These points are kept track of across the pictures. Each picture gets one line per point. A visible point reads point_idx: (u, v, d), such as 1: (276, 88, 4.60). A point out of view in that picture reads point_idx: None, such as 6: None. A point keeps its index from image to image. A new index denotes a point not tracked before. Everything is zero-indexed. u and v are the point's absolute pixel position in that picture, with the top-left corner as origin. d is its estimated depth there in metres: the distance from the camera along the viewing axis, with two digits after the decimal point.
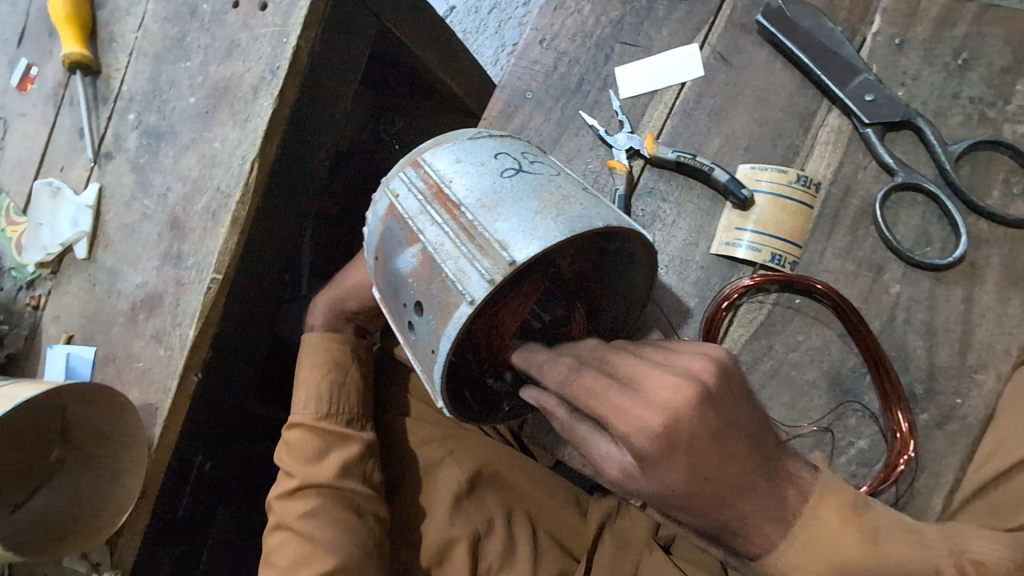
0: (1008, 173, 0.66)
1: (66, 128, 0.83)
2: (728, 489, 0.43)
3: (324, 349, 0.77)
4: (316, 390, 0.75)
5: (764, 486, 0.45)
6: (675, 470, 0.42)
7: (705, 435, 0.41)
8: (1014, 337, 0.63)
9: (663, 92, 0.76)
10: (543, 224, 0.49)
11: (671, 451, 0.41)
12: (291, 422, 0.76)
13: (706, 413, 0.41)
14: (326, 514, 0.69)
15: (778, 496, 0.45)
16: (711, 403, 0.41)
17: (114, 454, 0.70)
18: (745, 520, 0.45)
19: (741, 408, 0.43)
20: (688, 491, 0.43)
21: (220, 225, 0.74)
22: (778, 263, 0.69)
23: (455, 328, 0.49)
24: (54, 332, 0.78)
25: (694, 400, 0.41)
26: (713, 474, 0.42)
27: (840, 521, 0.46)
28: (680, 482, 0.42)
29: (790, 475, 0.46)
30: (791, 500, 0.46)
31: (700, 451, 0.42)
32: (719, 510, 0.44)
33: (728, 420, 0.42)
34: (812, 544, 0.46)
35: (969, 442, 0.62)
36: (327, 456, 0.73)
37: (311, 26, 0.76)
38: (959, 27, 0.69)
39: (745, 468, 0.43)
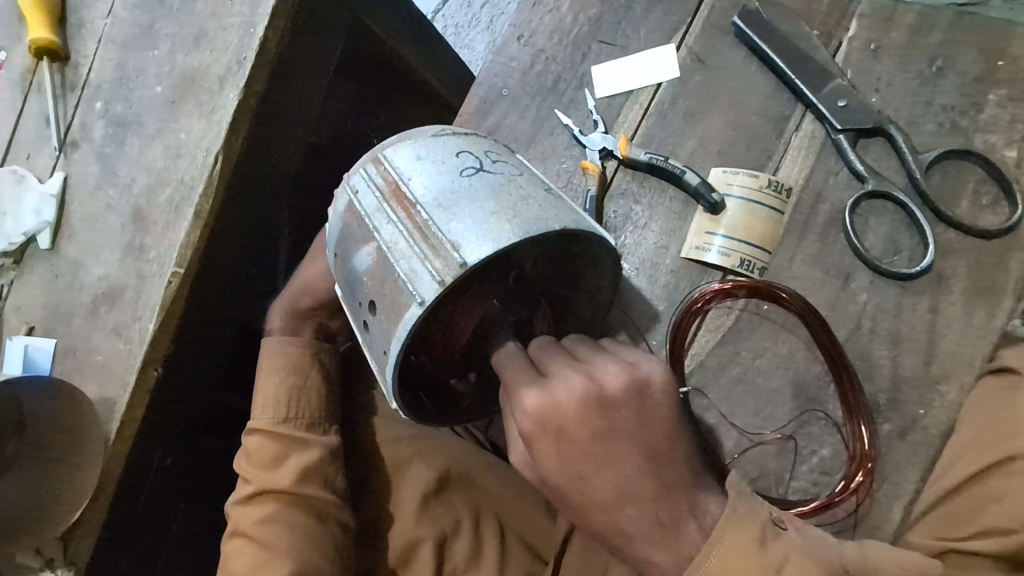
0: (977, 183, 0.66)
1: (33, 115, 0.82)
2: (603, 492, 0.48)
3: (283, 353, 0.75)
4: (274, 394, 0.74)
5: (654, 507, 0.47)
6: (547, 455, 0.48)
7: (580, 428, 0.47)
8: (978, 348, 0.63)
9: (638, 92, 0.75)
10: (497, 226, 0.48)
11: (543, 435, 0.48)
12: (250, 427, 0.74)
13: (585, 409, 0.48)
14: (283, 521, 0.69)
15: (670, 523, 0.47)
16: (593, 401, 0.48)
17: (66, 454, 0.68)
18: (627, 535, 0.47)
19: (637, 419, 0.48)
20: (562, 481, 0.48)
21: (183, 219, 0.73)
22: (747, 269, 0.68)
23: (405, 330, 0.48)
24: (14, 323, 0.77)
25: (583, 396, 0.48)
26: (590, 472, 0.48)
27: (744, 551, 0.46)
28: (554, 467, 0.48)
29: (696, 507, 0.48)
30: (689, 532, 0.47)
31: (574, 443, 0.48)
32: (597, 518, 0.48)
33: (616, 424, 0.48)
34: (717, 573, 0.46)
35: (931, 452, 0.62)
36: (286, 462, 0.72)
37: (279, 16, 0.75)
38: (935, 34, 0.69)
39: (628, 477, 0.47)
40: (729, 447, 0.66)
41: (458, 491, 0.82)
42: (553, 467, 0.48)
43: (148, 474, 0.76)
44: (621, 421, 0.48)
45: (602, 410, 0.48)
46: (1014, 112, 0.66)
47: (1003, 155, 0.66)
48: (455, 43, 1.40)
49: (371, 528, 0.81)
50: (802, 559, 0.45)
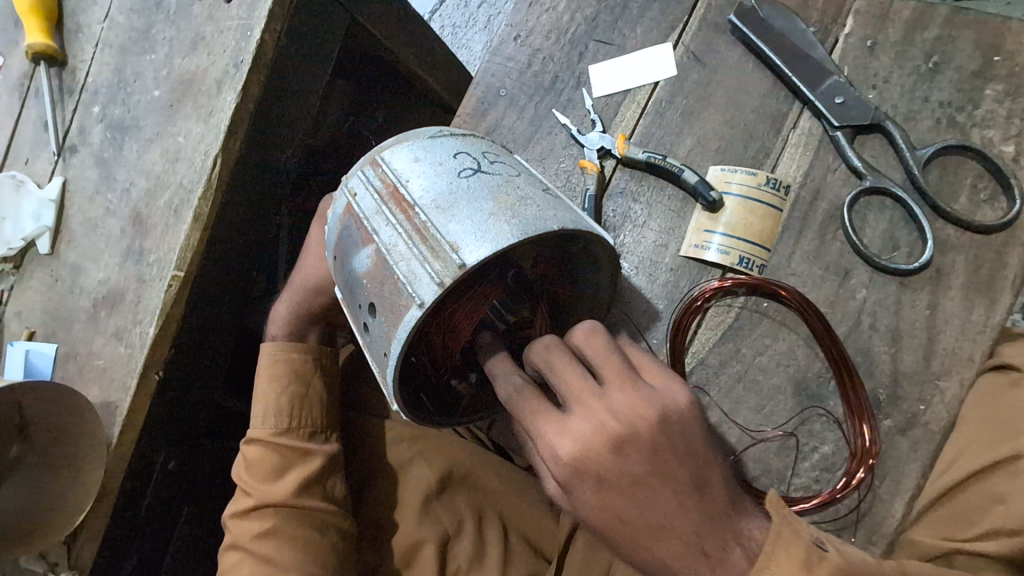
0: (975, 178, 0.66)
1: (31, 120, 0.82)
2: (648, 534, 0.45)
3: (284, 360, 0.75)
4: (276, 403, 0.74)
5: (698, 540, 0.45)
6: (588, 500, 0.46)
7: (617, 470, 0.45)
8: (977, 343, 0.63)
9: (635, 91, 0.75)
10: (496, 226, 0.48)
11: (581, 480, 0.45)
12: (252, 437, 0.74)
13: (623, 449, 0.45)
14: (283, 533, 0.68)
15: (717, 555, 0.45)
16: (628, 441, 0.45)
17: (72, 454, 0.68)
18: (678, 574, 0.45)
19: (672, 453, 0.45)
20: (602, 523, 0.46)
21: (182, 222, 0.73)
22: (746, 267, 0.68)
23: (404, 332, 0.48)
24: (15, 328, 0.77)
25: (615, 436, 0.45)
26: (630, 513, 0.45)
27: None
28: (593, 512, 0.46)
29: (739, 533, 0.46)
30: (736, 561, 0.45)
31: (613, 486, 0.45)
32: (642, 556, 0.46)
33: (652, 462, 0.45)
34: None
35: (932, 448, 0.62)
36: (286, 473, 0.71)
37: (275, 19, 0.75)
38: (931, 29, 0.69)
39: (670, 514, 0.45)
40: (730, 444, 0.66)
41: (460, 491, 0.82)
42: (595, 512, 0.46)
43: (150, 477, 0.76)
44: (658, 458, 0.45)
45: (638, 449, 0.45)
46: (1012, 107, 0.66)
47: (1000, 150, 0.66)
48: (453, 43, 1.40)
49: (373, 529, 0.81)
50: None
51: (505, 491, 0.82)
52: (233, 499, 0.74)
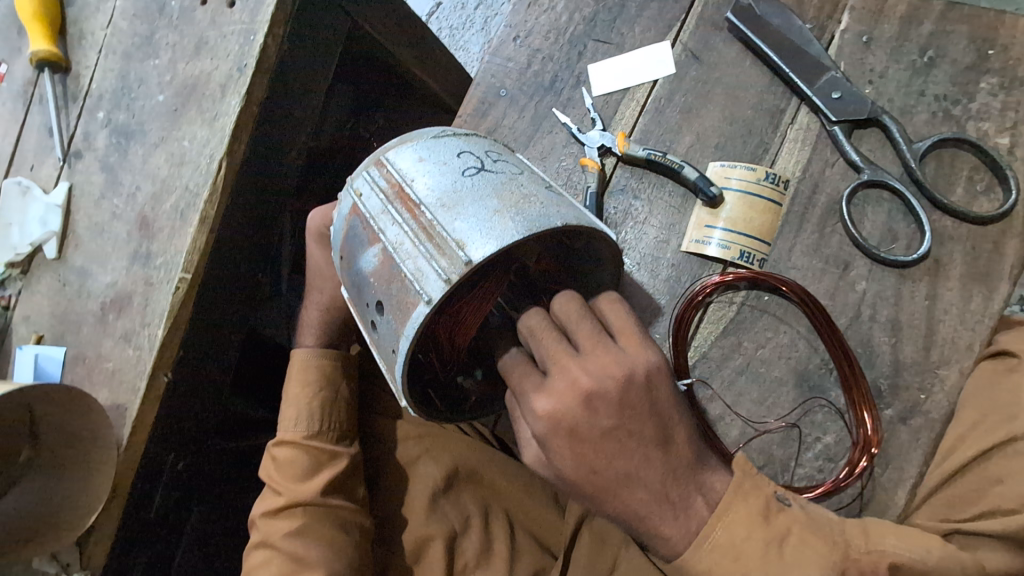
0: (971, 170, 0.67)
1: (36, 126, 0.83)
2: (618, 485, 0.48)
3: (315, 366, 0.76)
4: (308, 407, 0.75)
5: (663, 489, 0.48)
6: (562, 455, 0.48)
7: (589, 426, 0.47)
8: (976, 332, 0.64)
9: (634, 89, 0.76)
10: (501, 223, 0.49)
11: (556, 435, 0.48)
12: (280, 439, 0.75)
13: (595, 407, 0.47)
14: (313, 532, 0.68)
15: (681, 504, 0.48)
16: (597, 398, 0.47)
17: (85, 455, 0.69)
18: (644, 520, 0.48)
19: (640, 412, 0.47)
20: (577, 477, 0.48)
21: (188, 225, 0.74)
22: (746, 261, 0.69)
23: (413, 328, 0.48)
24: (23, 332, 0.78)
25: (585, 393, 0.47)
26: (601, 467, 0.48)
27: (748, 524, 0.48)
28: (569, 467, 0.48)
29: (701, 485, 0.49)
30: (698, 510, 0.48)
31: (585, 441, 0.47)
32: (613, 506, 0.49)
33: (622, 419, 0.47)
34: (720, 547, 0.47)
35: (932, 436, 0.63)
36: (316, 474, 0.72)
37: (278, 23, 0.75)
38: (925, 24, 0.70)
39: (638, 467, 0.48)
40: (733, 436, 0.67)
41: (467, 488, 0.83)
42: (569, 467, 0.48)
43: (161, 479, 0.77)
44: (627, 417, 0.47)
45: (608, 407, 0.47)
46: (1006, 99, 0.67)
47: (996, 142, 0.67)
48: (451, 45, 1.41)
49: (381, 527, 0.81)
50: (803, 532, 0.48)
51: (510, 486, 0.84)
52: (260, 499, 0.74)
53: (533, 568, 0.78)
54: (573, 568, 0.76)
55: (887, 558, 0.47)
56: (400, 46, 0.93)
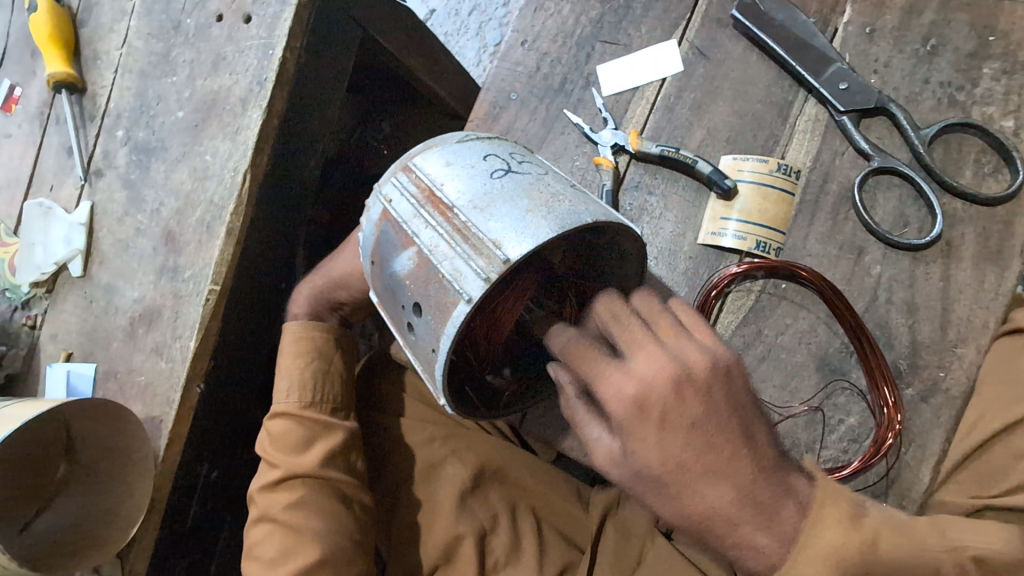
0: (979, 153, 0.69)
1: (55, 147, 0.84)
2: (703, 480, 0.46)
3: (307, 339, 0.78)
4: (300, 378, 0.75)
5: (757, 494, 0.47)
6: (644, 442, 0.46)
7: (679, 413, 0.46)
8: (990, 310, 0.66)
9: (644, 88, 0.78)
10: (534, 222, 0.50)
11: (642, 423, 0.46)
12: (274, 412, 0.76)
13: (687, 394, 0.46)
14: (312, 505, 0.70)
15: (773, 507, 0.47)
16: (689, 386, 0.46)
17: (120, 470, 0.70)
18: (730, 521, 0.46)
19: (727, 407, 0.47)
20: (660, 470, 0.46)
21: (215, 237, 0.75)
22: (763, 251, 0.71)
23: (454, 327, 0.50)
24: (52, 350, 0.79)
25: (674, 380, 0.46)
26: (688, 462, 0.46)
27: (842, 536, 0.47)
28: (651, 457, 0.46)
29: (791, 489, 0.48)
30: (787, 512, 0.47)
31: (674, 429, 0.46)
32: (696, 509, 0.47)
33: (711, 409, 0.47)
34: (816, 557, 0.46)
35: (953, 413, 0.65)
36: (312, 445, 0.73)
37: (295, 38, 0.77)
38: (927, 14, 0.72)
39: (726, 465, 0.46)
40: None
41: (494, 486, 0.84)
42: (656, 455, 0.46)
43: (196, 489, 0.79)
44: (718, 409, 0.47)
45: (698, 395, 0.46)
46: (1009, 83, 0.69)
47: (1000, 125, 0.69)
48: (447, 50, 1.42)
49: (410, 530, 0.82)
50: (891, 533, 0.48)
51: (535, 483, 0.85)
52: (257, 473, 0.74)
53: (563, 560, 0.80)
54: (603, 559, 0.78)
55: (967, 551, 0.48)
56: (409, 55, 0.94)
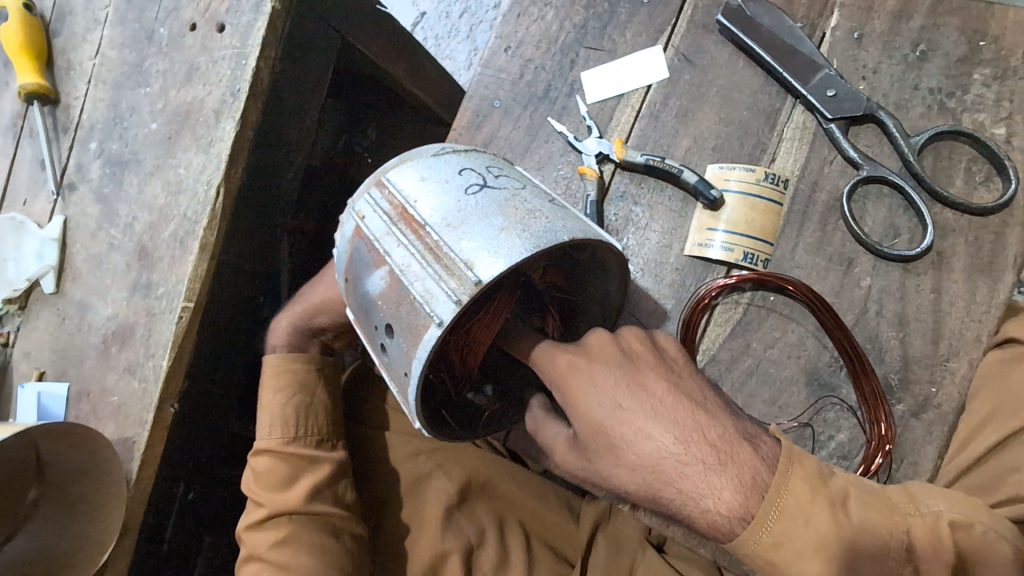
0: (970, 161, 0.67)
1: (27, 160, 0.82)
2: (645, 420, 0.47)
3: (288, 370, 0.76)
4: (283, 414, 0.73)
5: (709, 439, 0.45)
6: (583, 393, 0.49)
7: (609, 363, 0.49)
8: (983, 323, 0.64)
9: (629, 95, 0.76)
10: (508, 240, 0.48)
11: (574, 372, 0.50)
12: (257, 449, 0.74)
13: (615, 349, 0.50)
14: (300, 540, 0.68)
15: (732, 454, 0.45)
16: (617, 341, 0.51)
17: (92, 494, 0.68)
18: (681, 466, 0.45)
19: (663, 360, 0.51)
20: (599, 416, 0.48)
21: (189, 253, 0.73)
22: (751, 262, 0.69)
23: (425, 351, 0.48)
24: (24, 369, 0.77)
25: (605, 336, 0.51)
26: (626, 404, 0.48)
27: (811, 493, 0.45)
28: (588, 402, 0.49)
29: (753, 439, 0.46)
30: (747, 460, 0.45)
31: (606, 371, 0.49)
32: (650, 462, 0.46)
33: (643, 359, 0.50)
34: (784, 518, 0.44)
35: (946, 429, 0.63)
36: (298, 481, 0.71)
37: (271, 46, 0.75)
38: (916, 18, 0.70)
39: (668, 408, 0.47)
40: None
41: (479, 502, 0.83)
42: (594, 404, 0.48)
43: (173, 511, 0.77)
44: (647, 356, 0.50)
45: (627, 346, 0.51)
46: (1000, 89, 0.67)
47: (992, 132, 0.67)
48: (437, 54, 1.40)
49: (393, 547, 0.80)
50: (861, 495, 0.46)
51: (525, 499, 0.84)
52: (244, 512, 0.73)
53: None
54: None
55: (941, 518, 0.45)
56: (392, 62, 0.92)
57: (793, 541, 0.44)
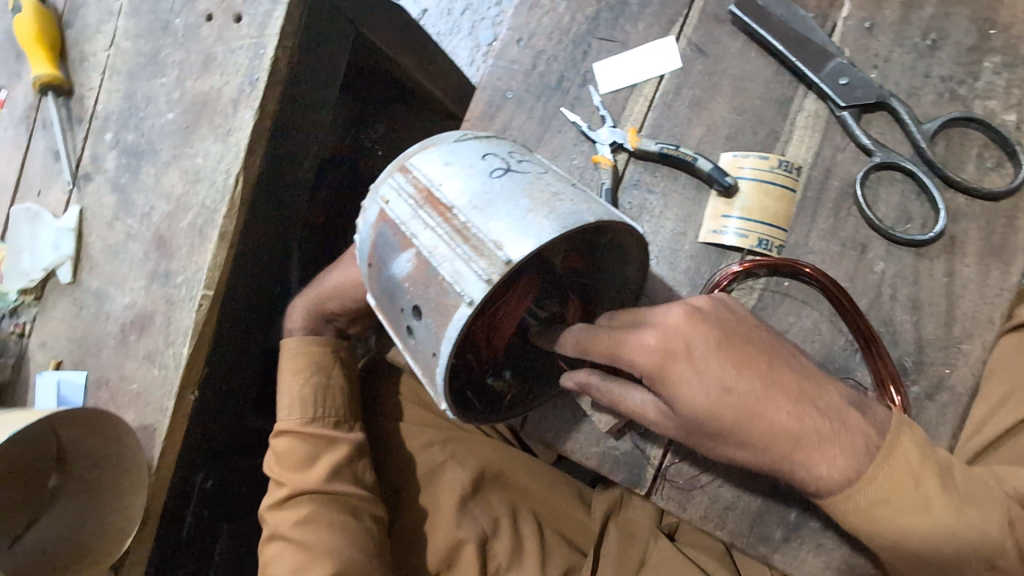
0: (981, 147, 0.68)
1: (41, 151, 0.82)
2: (757, 404, 0.48)
3: (304, 353, 0.76)
4: (301, 395, 0.74)
5: (790, 402, 0.49)
6: (687, 382, 0.49)
7: (701, 344, 0.49)
8: (996, 305, 0.65)
9: (642, 85, 0.77)
10: (536, 221, 0.49)
11: (673, 359, 0.49)
12: (277, 429, 0.74)
13: (698, 323, 0.49)
14: (322, 520, 0.69)
15: (834, 421, 0.49)
16: (701, 317, 0.50)
17: (114, 480, 0.69)
18: (794, 438, 0.49)
19: (745, 336, 0.51)
20: (708, 405, 0.49)
21: (207, 241, 0.73)
22: (765, 248, 0.70)
23: (456, 330, 0.49)
24: (41, 359, 0.77)
25: (689, 315, 0.50)
26: (731, 385, 0.48)
27: (921, 459, 0.50)
28: (696, 392, 0.48)
29: (828, 394, 0.51)
30: (854, 424, 0.50)
31: (705, 358, 0.49)
32: (759, 439, 0.49)
33: (729, 333, 0.50)
34: (893, 478, 0.50)
35: (959, 410, 0.64)
36: (317, 461, 0.72)
37: (288, 36, 0.75)
38: (926, 8, 0.71)
39: (768, 387, 0.49)
40: None
41: (494, 490, 0.83)
42: (699, 390, 0.48)
43: (191, 499, 0.77)
44: (732, 333, 0.50)
45: (711, 323, 0.50)
46: (1010, 77, 0.69)
47: (1003, 119, 0.68)
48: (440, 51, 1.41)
49: (410, 534, 0.80)
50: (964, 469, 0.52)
51: (538, 487, 0.85)
52: (266, 492, 0.74)
53: (566, 564, 0.79)
54: (606, 564, 0.78)
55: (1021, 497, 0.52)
56: (404, 55, 0.92)
57: (899, 498, 0.50)
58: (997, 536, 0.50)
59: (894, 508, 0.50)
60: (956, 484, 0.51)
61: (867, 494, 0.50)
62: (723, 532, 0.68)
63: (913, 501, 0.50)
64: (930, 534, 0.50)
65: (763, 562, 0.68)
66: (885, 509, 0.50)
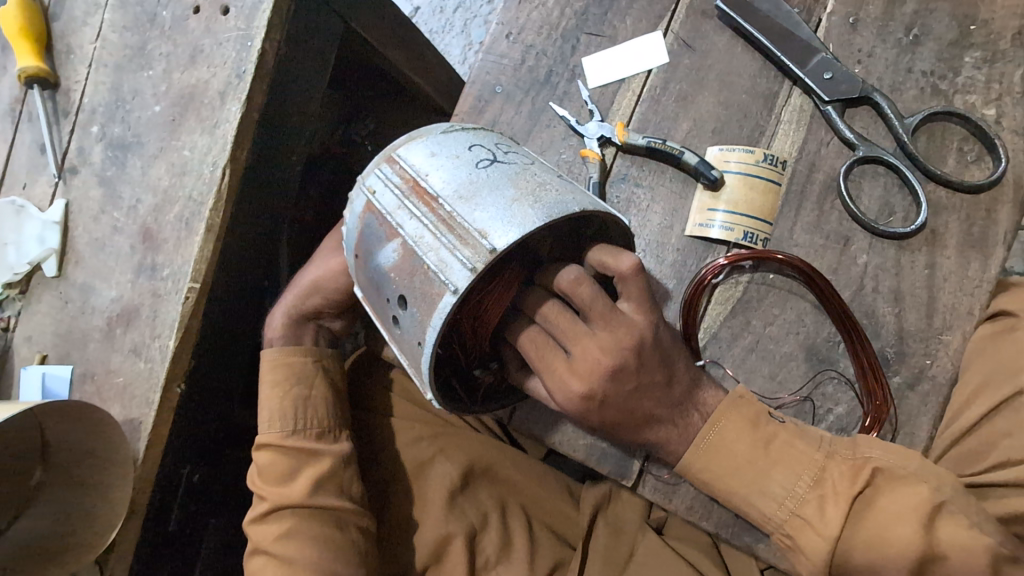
0: (961, 141, 0.70)
1: (27, 144, 0.81)
2: (643, 425, 0.59)
3: (284, 364, 0.75)
4: (281, 408, 0.73)
5: (668, 416, 0.59)
6: (593, 417, 0.56)
7: (615, 393, 0.55)
8: (975, 297, 0.66)
9: (630, 80, 0.77)
10: (521, 211, 0.49)
11: (587, 406, 0.55)
12: (258, 443, 0.74)
13: (614, 376, 0.54)
14: (304, 533, 0.69)
15: (685, 421, 0.60)
16: (622, 367, 0.54)
17: (99, 473, 0.68)
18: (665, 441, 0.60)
19: (652, 363, 0.56)
20: (604, 424, 0.58)
21: (194, 234, 0.73)
22: (750, 242, 0.71)
23: (441, 319, 0.49)
24: (26, 353, 0.77)
25: (611, 366, 0.54)
26: (625, 414, 0.57)
27: (739, 430, 0.59)
28: (598, 421, 0.57)
29: (697, 401, 0.60)
30: (694, 421, 0.60)
31: (613, 404, 0.55)
32: (634, 434, 0.59)
33: (637, 376, 0.55)
34: (710, 449, 0.59)
35: (940, 400, 0.65)
36: (299, 475, 0.72)
37: (275, 29, 0.75)
38: (909, 3, 0.72)
39: (654, 411, 0.58)
40: None
41: (481, 485, 0.83)
42: (603, 421, 0.57)
43: (178, 493, 0.77)
44: (644, 373, 0.56)
45: (628, 373, 0.55)
46: (990, 71, 0.69)
47: (982, 113, 0.69)
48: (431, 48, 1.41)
49: (398, 528, 0.80)
50: (788, 438, 0.58)
51: (526, 481, 0.85)
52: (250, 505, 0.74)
53: (553, 558, 0.80)
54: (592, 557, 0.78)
55: (869, 463, 0.55)
56: (394, 51, 0.92)
57: (716, 467, 0.59)
58: (806, 493, 0.56)
59: (710, 477, 0.59)
60: (768, 449, 0.58)
61: (701, 464, 0.59)
62: (708, 523, 0.68)
63: (723, 467, 0.59)
64: (753, 494, 0.58)
65: (749, 552, 0.68)
66: (703, 470, 0.60)
